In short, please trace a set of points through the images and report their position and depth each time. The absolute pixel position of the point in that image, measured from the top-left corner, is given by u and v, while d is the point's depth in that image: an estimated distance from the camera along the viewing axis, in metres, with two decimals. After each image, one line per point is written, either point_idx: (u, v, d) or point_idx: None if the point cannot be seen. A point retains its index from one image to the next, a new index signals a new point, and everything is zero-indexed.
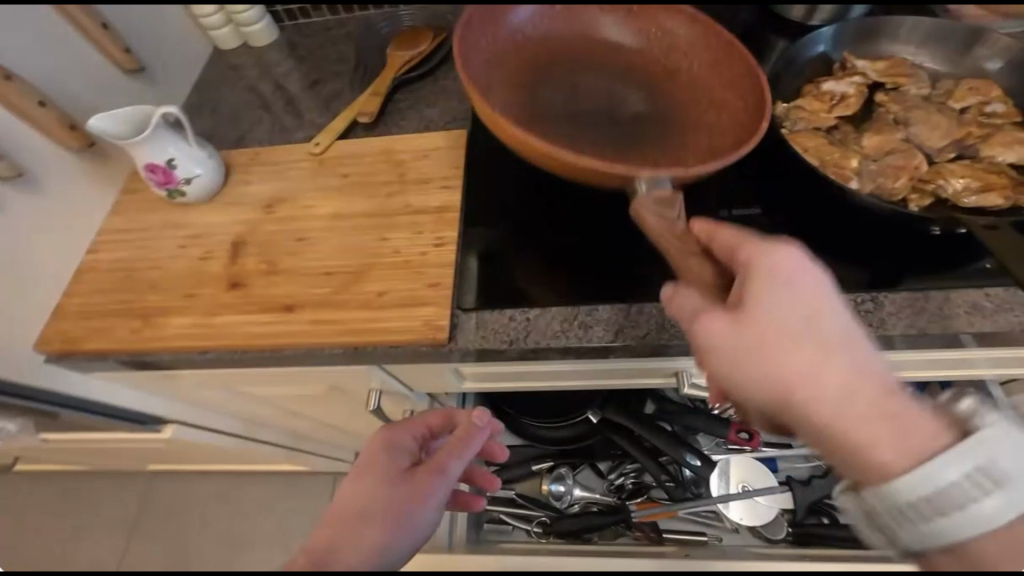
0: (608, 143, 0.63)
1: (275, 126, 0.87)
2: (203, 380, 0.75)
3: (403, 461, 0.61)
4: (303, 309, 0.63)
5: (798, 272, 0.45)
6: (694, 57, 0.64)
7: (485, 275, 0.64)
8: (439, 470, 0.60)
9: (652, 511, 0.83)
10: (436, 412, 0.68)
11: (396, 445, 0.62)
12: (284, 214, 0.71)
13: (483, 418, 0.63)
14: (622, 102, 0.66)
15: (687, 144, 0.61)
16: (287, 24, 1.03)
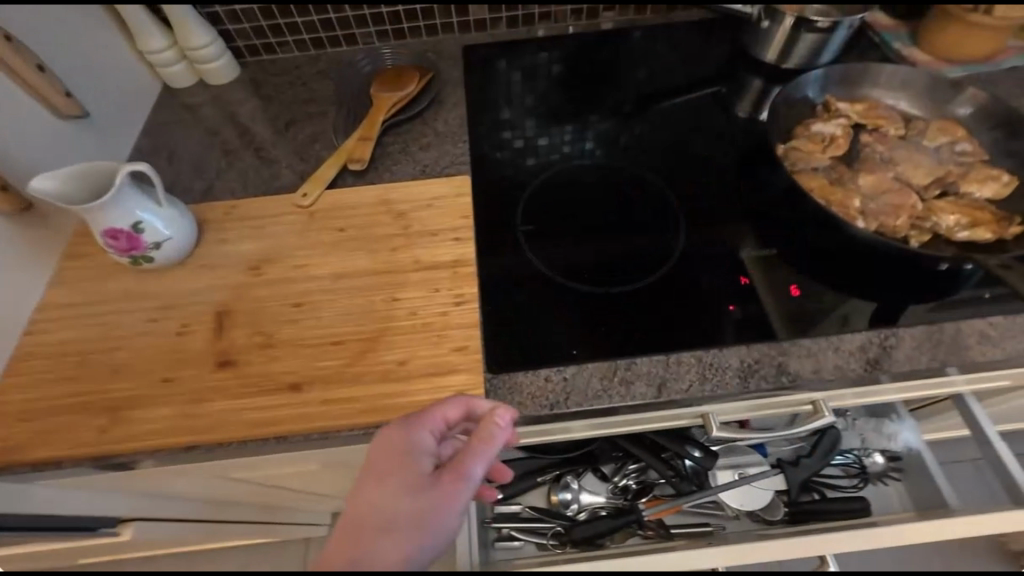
0: None
1: (249, 175, 0.79)
2: (178, 474, 0.64)
3: (417, 460, 0.47)
4: (311, 387, 0.55)
5: None
6: None
7: (512, 335, 0.60)
8: (464, 475, 0.46)
9: (660, 508, 0.76)
10: (454, 401, 0.50)
11: (407, 441, 0.48)
12: (274, 276, 0.64)
13: (507, 415, 0.48)
14: None
15: None
16: (249, 60, 0.95)
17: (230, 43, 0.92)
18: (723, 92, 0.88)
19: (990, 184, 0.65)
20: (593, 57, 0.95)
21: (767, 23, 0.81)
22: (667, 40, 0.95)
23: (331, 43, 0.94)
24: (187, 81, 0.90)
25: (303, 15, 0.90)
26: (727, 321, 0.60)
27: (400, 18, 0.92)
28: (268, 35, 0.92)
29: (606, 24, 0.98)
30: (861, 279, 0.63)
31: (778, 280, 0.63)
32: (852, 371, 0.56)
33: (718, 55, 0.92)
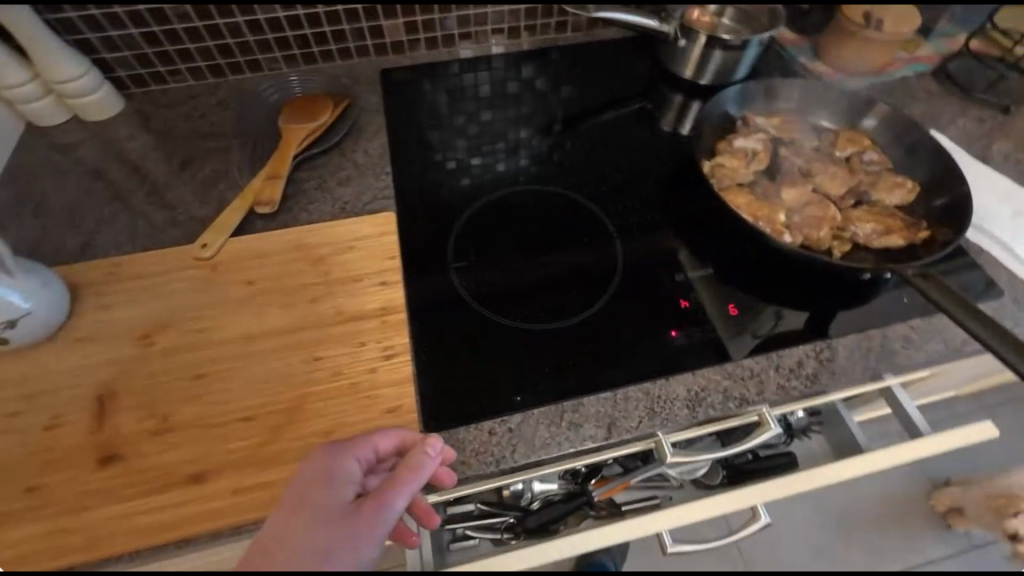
0: None
1: (138, 223, 0.69)
2: None
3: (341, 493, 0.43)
4: (217, 477, 0.48)
5: None
6: None
7: (452, 386, 0.55)
8: (382, 506, 0.42)
9: (608, 487, 0.62)
10: (388, 431, 0.47)
11: (333, 471, 0.43)
12: (169, 345, 0.55)
13: (436, 445, 0.44)
14: None
15: None
16: (135, 91, 0.84)
17: (109, 73, 0.82)
18: (648, 108, 0.88)
19: (897, 191, 0.68)
20: (519, 77, 0.93)
21: (683, 42, 0.83)
22: (591, 58, 0.95)
23: (231, 69, 0.86)
24: (57, 119, 0.79)
25: (195, 41, 0.81)
26: (672, 348, 0.58)
27: (309, 42, 0.86)
28: (156, 63, 0.82)
29: (528, 44, 0.96)
30: (794, 291, 0.64)
31: (716, 301, 0.62)
32: (794, 388, 0.57)
33: (640, 71, 0.93)
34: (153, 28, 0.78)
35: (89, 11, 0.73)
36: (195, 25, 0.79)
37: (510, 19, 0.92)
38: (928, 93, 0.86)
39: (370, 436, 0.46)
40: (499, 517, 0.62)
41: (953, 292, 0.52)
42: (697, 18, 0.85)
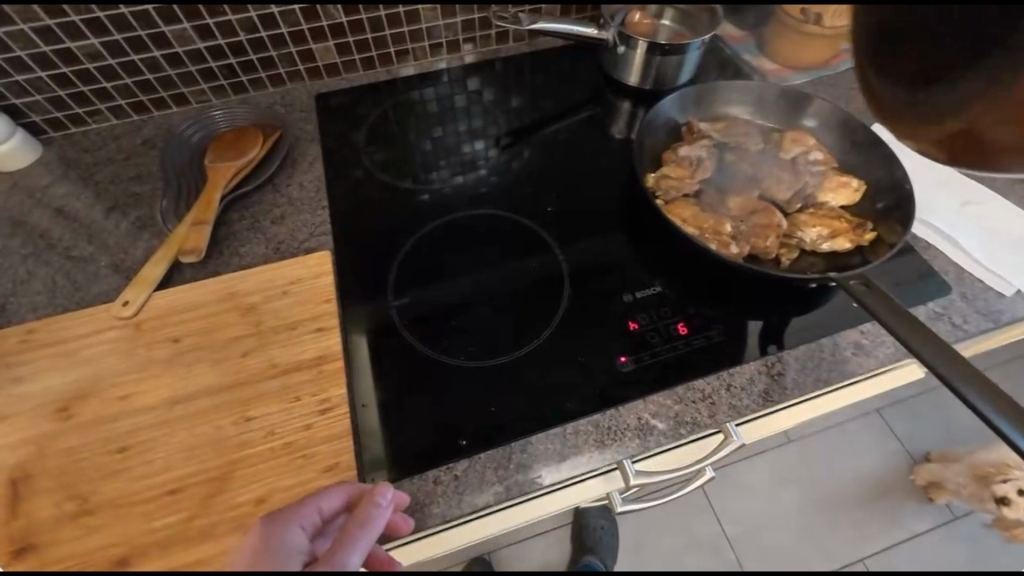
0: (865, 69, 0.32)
1: (60, 280, 0.65)
2: None
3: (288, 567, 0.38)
4: (143, 559, 0.45)
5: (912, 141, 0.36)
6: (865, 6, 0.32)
7: (396, 434, 0.54)
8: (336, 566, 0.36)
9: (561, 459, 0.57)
10: (333, 489, 0.44)
11: (275, 545, 0.39)
12: (89, 417, 0.52)
13: (387, 494, 0.42)
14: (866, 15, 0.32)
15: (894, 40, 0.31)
16: (54, 135, 0.80)
17: (22, 118, 0.77)
18: (596, 114, 0.86)
19: (843, 191, 0.67)
20: (463, 92, 0.90)
21: (623, 48, 0.82)
22: (536, 67, 0.93)
23: (156, 105, 0.81)
24: None
25: (111, 79, 0.76)
26: (621, 375, 0.57)
27: (236, 71, 0.82)
28: (72, 105, 0.77)
29: (470, 56, 0.93)
30: (745, 301, 0.63)
31: (666, 320, 0.61)
32: (746, 407, 0.55)
33: (587, 76, 0.91)
34: (62, 69, 0.73)
35: None
36: (108, 63, 0.74)
37: (447, 32, 0.88)
38: None
39: (313, 498, 0.43)
40: None
41: (892, 304, 0.50)
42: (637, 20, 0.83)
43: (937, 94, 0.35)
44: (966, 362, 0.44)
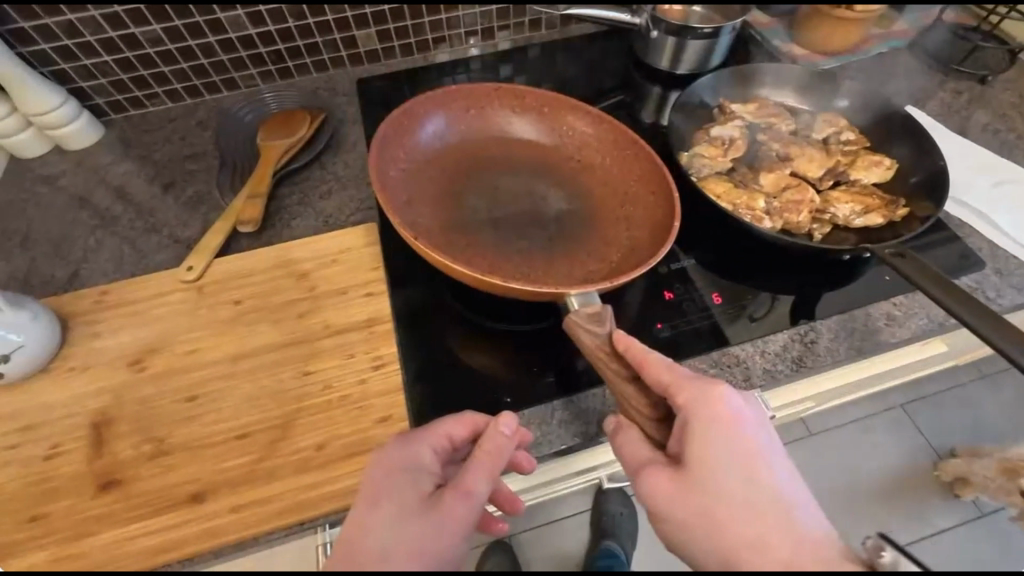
0: (541, 249, 0.63)
1: (126, 249, 0.70)
2: None
3: (423, 485, 0.43)
4: (214, 496, 0.48)
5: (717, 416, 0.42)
6: (606, 153, 0.68)
7: (443, 392, 0.56)
8: (465, 494, 0.42)
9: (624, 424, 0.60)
10: (458, 418, 0.47)
11: (411, 464, 0.44)
12: (161, 369, 0.56)
13: (509, 424, 0.45)
14: (544, 199, 0.68)
15: (608, 243, 0.63)
16: (115, 117, 0.85)
17: (88, 101, 0.82)
18: (627, 98, 0.89)
19: (876, 169, 0.69)
20: (498, 77, 0.93)
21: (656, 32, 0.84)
22: (567, 54, 0.95)
23: (208, 89, 0.86)
24: (38, 150, 0.79)
25: (169, 63, 0.81)
26: (657, 340, 0.59)
27: (284, 56, 0.86)
28: (133, 89, 0.82)
29: (503, 44, 0.96)
30: (777, 274, 0.65)
31: (700, 291, 0.63)
32: (780, 372, 0.57)
33: (617, 64, 0.93)
34: (126, 53, 0.78)
35: (62, 42, 0.74)
36: (168, 48, 0.79)
37: (482, 21, 0.92)
38: (904, 69, 0.86)
39: (441, 425, 0.47)
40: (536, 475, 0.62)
41: (938, 277, 0.51)
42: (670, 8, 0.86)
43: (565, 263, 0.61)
44: (1013, 330, 0.45)
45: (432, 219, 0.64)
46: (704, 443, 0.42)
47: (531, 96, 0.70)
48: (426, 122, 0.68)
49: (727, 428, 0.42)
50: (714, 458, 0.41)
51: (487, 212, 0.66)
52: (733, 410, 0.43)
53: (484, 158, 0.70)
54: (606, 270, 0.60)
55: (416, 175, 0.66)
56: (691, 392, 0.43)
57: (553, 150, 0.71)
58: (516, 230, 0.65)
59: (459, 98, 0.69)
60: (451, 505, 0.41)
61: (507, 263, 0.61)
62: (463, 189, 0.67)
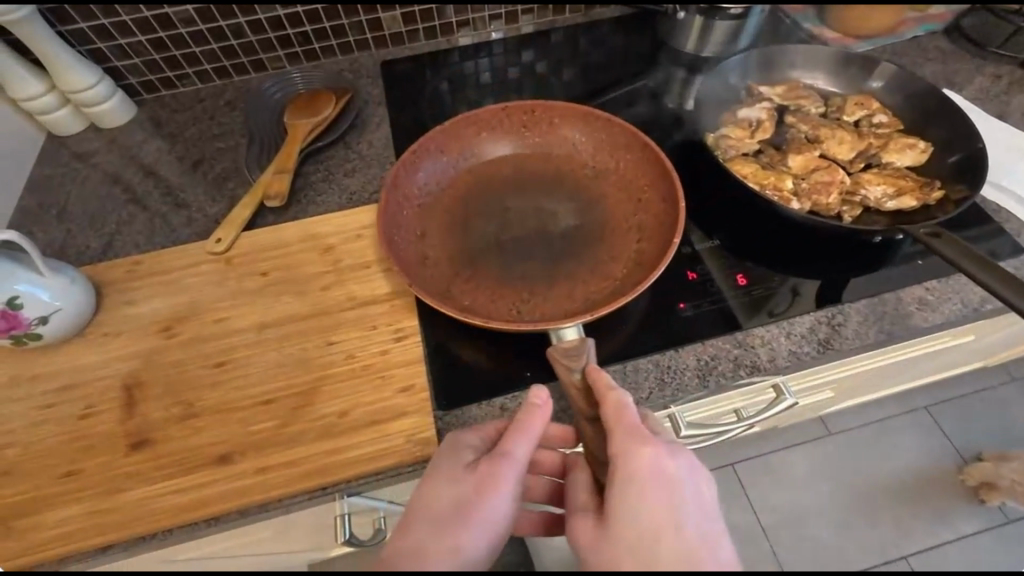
0: (544, 264, 0.60)
1: (157, 223, 0.71)
2: None
3: (465, 459, 0.44)
4: (241, 457, 0.49)
5: (644, 466, 0.40)
6: (619, 159, 0.68)
7: (462, 364, 0.55)
8: (506, 455, 0.43)
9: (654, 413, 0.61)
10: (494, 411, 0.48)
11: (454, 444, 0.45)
12: (190, 336, 0.57)
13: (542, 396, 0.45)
14: (553, 217, 0.65)
15: (616, 258, 0.60)
16: (147, 97, 0.87)
17: (122, 81, 0.84)
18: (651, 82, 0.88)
19: (909, 152, 0.67)
20: (521, 61, 0.93)
21: (683, 14, 0.84)
22: (591, 38, 0.95)
23: (237, 71, 0.88)
24: (75, 127, 0.82)
25: (199, 44, 0.83)
26: (680, 320, 0.58)
27: (310, 38, 0.87)
28: (164, 69, 0.84)
29: (527, 27, 0.96)
30: (804, 259, 0.63)
31: (725, 272, 0.62)
32: (806, 354, 0.56)
33: (642, 47, 0.92)
34: (159, 33, 0.80)
35: (100, 21, 0.76)
36: (199, 28, 0.81)
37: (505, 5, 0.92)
38: (940, 53, 0.84)
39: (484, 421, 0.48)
40: None
41: (977, 255, 0.49)
42: None
43: (566, 282, 0.58)
44: None
45: (439, 247, 0.63)
46: (629, 501, 0.39)
47: (542, 109, 0.71)
48: (436, 146, 0.69)
49: (655, 487, 0.39)
50: (630, 508, 0.38)
51: (497, 233, 0.64)
52: (659, 467, 0.40)
53: (495, 178, 0.70)
54: (610, 290, 0.57)
55: (428, 206, 0.67)
56: (623, 444, 0.41)
57: (565, 162, 0.70)
58: (521, 249, 0.62)
59: (469, 124, 0.70)
60: (494, 469, 0.42)
61: (509, 285, 0.58)
62: (473, 212, 0.67)
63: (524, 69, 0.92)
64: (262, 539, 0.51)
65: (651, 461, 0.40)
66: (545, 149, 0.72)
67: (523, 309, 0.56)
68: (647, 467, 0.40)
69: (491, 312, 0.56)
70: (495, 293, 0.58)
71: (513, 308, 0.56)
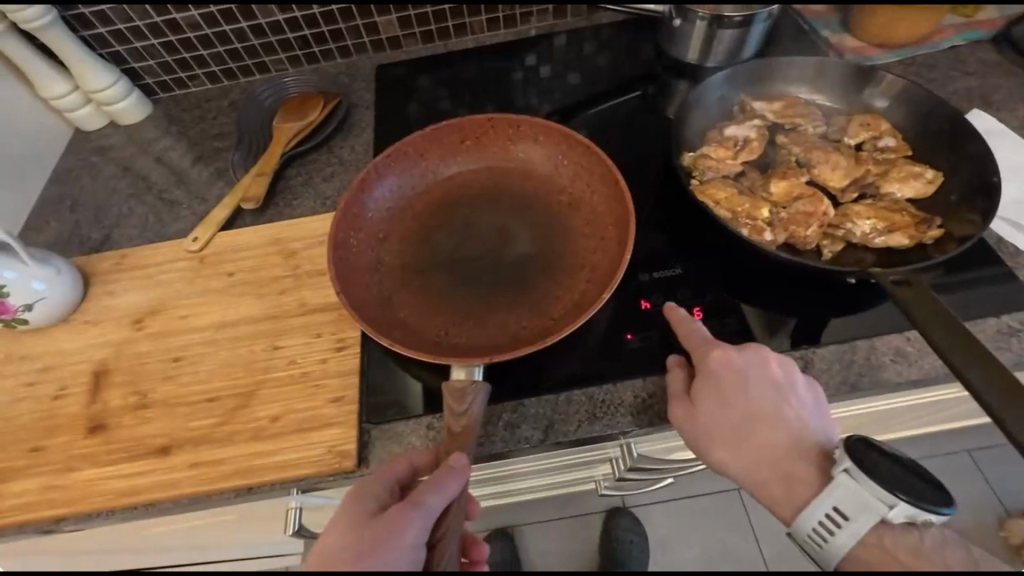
0: (484, 291, 0.59)
1: (153, 218, 0.77)
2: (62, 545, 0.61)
3: (370, 507, 0.42)
4: (178, 451, 0.53)
5: (711, 363, 0.49)
6: (595, 191, 0.64)
7: (399, 382, 0.56)
8: (409, 511, 0.41)
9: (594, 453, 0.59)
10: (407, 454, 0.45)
11: (363, 492, 0.43)
12: (157, 330, 0.61)
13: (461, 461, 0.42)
14: (513, 241, 0.64)
15: (559, 295, 0.58)
16: (161, 96, 0.92)
17: (139, 81, 0.90)
18: (650, 93, 0.83)
19: (913, 183, 0.60)
20: (516, 65, 0.91)
21: (679, 21, 0.77)
22: (594, 42, 0.91)
23: (242, 72, 0.92)
24: (96, 124, 0.88)
25: (206, 47, 0.87)
26: (623, 351, 0.56)
27: (309, 42, 0.89)
28: (176, 70, 0.89)
29: (528, 31, 0.94)
30: (781, 296, 0.58)
31: (681, 303, 0.58)
32: None
33: (644, 54, 0.88)
34: (169, 37, 0.85)
35: (115, 26, 0.82)
36: (205, 32, 0.85)
37: (503, 8, 0.90)
38: (981, 64, 0.74)
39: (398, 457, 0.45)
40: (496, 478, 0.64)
41: (933, 303, 0.44)
42: None
43: (500, 315, 0.57)
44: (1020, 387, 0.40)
45: (395, 256, 0.63)
46: (719, 389, 0.48)
47: (527, 124, 0.68)
48: (412, 150, 0.67)
49: (758, 381, 0.48)
50: (759, 384, 0.48)
51: (452, 252, 0.63)
52: (728, 363, 0.49)
53: (467, 191, 0.68)
54: (541, 327, 0.56)
55: (398, 213, 0.66)
56: (707, 362, 0.49)
57: (542, 184, 0.68)
58: (470, 273, 0.61)
59: (452, 131, 0.68)
60: (402, 519, 0.40)
61: (446, 306, 0.58)
62: (437, 224, 0.66)
63: (518, 73, 0.90)
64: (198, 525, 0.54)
65: (735, 364, 0.49)
66: (527, 166, 0.69)
67: (451, 332, 0.56)
68: (742, 368, 0.48)
69: (422, 334, 0.56)
70: (426, 311, 0.58)
71: (442, 331, 0.56)
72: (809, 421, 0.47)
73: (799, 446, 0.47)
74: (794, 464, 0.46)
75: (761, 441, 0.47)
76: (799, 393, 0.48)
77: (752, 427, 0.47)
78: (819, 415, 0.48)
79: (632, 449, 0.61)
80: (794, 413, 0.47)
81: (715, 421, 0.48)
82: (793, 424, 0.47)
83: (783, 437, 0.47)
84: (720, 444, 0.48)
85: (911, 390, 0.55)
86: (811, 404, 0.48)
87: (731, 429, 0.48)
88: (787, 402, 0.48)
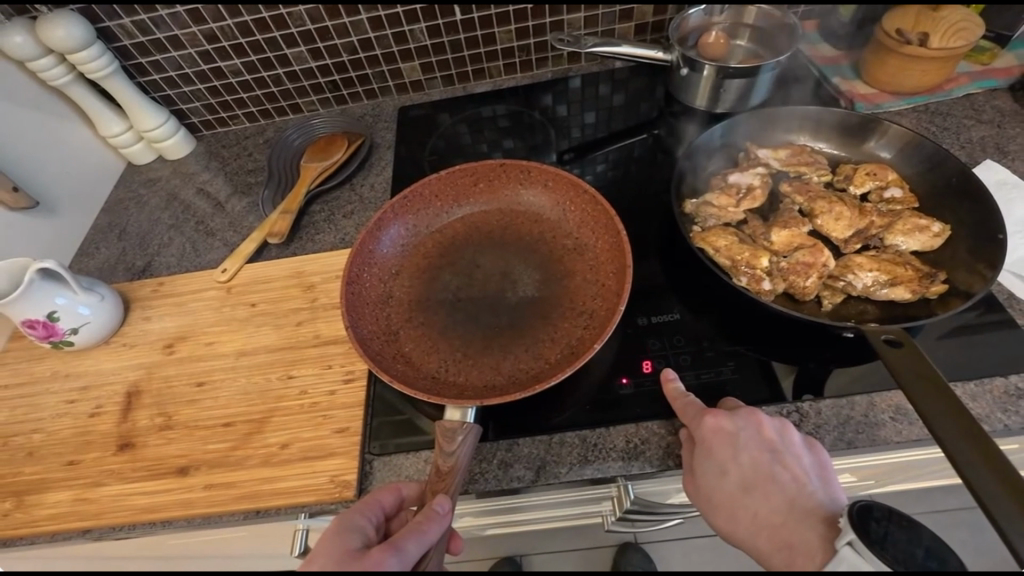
0: (485, 330, 0.62)
1: (188, 247, 0.83)
2: None
3: (352, 543, 0.45)
4: (195, 472, 0.57)
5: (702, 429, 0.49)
6: (599, 238, 0.66)
7: (401, 416, 0.59)
8: (391, 552, 0.43)
9: (588, 496, 0.59)
10: (393, 485, 0.50)
11: (347, 527, 0.46)
12: (183, 355, 0.66)
13: (446, 504, 0.45)
14: (516, 284, 0.66)
15: (557, 341, 0.60)
16: (206, 134, 1.01)
17: (186, 120, 0.98)
18: (659, 135, 0.86)
19: (918, 235, 0.60)
20: (531, 106, 0.94)
21: (687, 70, 0.78)
22: (609, 84, 0.95)
23: (278, 113, 0.99)
24: (145, 158, 0.96)
25: (246, 90, 0.94)
26: (617, 396, 0.57)
27: (339, 86, 0.96)
28: (219, 110, 0.97)
29: (545, 74, 0.98)
30: (778, 344, 0.59)
31: (677, 349, 0.60)
32: None
33: (657, 97, 0.91)
34: (214, 82, 0.92)
35: (168, 73, 0.90)
36: (246, 78, 0.92)
37: (519, 54, 0.95)
38: (996, 113, 0.73)
39: (382, 491, 0.49)
40: (484, 515, 0.60)
41: (941, 385, 0.44)
42: (710, 41, 0.77)
43: (498, 358, 0.59)
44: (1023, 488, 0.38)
45: (405, 290, 0.67)
46: (712, 454, 0.48)
47: (537, 171, 0.71)
48: (425, 192, 0.71)
49: (749, 445, 0.48)
50: (748, 446, 0.48)
51: (456, 292, 0.66)
52: (721, 428, 0.49)
53: (477, 233, 0.72)
54: (536, 371, 0.58)
55: (410, 250, 0.70)
56: (698, 429, 0.49)
57: (550, 227, 0.70)
58: (472, 312, 0.64)
59: (465, 174, 0.72)
60: (381, 563, 0.42)
61: (445, 342, 0.61)
62: (445, 261, 0.69)
63: (534, 114, 0.93)
64: (208, 542, 0.57)
65: (727, 428, 0.49)
66: (535, 210, 0.72)
67: (449, 368, 0.59)
68: (732, 432, 0.49)
69: (422, 368, 0.59)
70: (426, 344, 0.61)
71: (440, 368, 0.59)
72: (807, 483, 0.46)
73: (798, 513, 0.45)
74: (795, 534, 0.44)
75: (757, 510, 0.47)
76: (794, 454, 0.48)
77: (749, 496, 0.47)
78: (819, 478, 0.47)
79: (629, 491, 0.56)
80: (791, 475, 0.47)
81: (714, 491, 0.48)
82: (789, 488, 0.47)
83: (780, 505, 0.46)
84: (720, 511, 0.48)
85: (916, 450, 0.54)
86: (809, 464, 0.47)
87: (728, 499, 0.48)
88: (781, 464, 0.47)
